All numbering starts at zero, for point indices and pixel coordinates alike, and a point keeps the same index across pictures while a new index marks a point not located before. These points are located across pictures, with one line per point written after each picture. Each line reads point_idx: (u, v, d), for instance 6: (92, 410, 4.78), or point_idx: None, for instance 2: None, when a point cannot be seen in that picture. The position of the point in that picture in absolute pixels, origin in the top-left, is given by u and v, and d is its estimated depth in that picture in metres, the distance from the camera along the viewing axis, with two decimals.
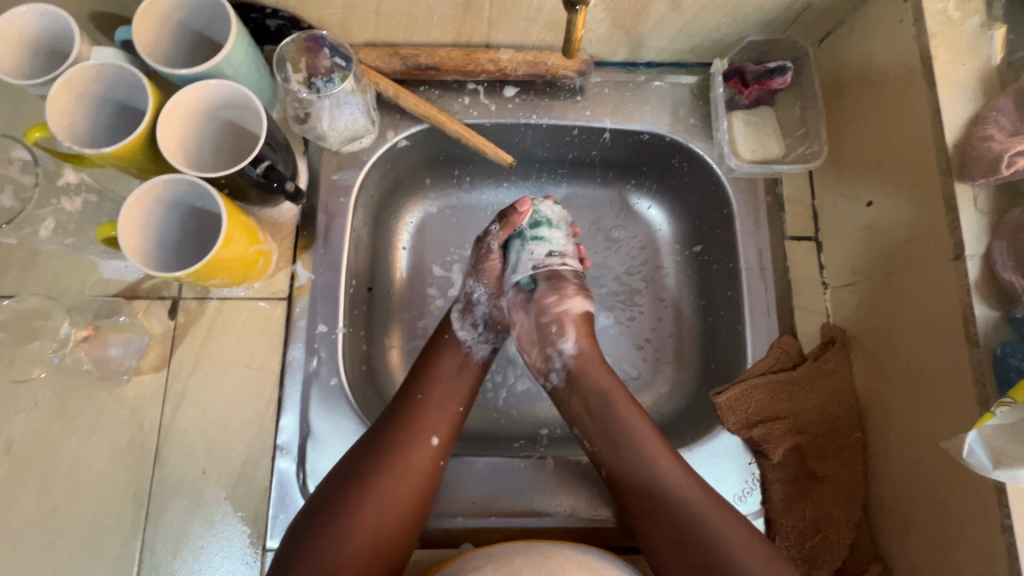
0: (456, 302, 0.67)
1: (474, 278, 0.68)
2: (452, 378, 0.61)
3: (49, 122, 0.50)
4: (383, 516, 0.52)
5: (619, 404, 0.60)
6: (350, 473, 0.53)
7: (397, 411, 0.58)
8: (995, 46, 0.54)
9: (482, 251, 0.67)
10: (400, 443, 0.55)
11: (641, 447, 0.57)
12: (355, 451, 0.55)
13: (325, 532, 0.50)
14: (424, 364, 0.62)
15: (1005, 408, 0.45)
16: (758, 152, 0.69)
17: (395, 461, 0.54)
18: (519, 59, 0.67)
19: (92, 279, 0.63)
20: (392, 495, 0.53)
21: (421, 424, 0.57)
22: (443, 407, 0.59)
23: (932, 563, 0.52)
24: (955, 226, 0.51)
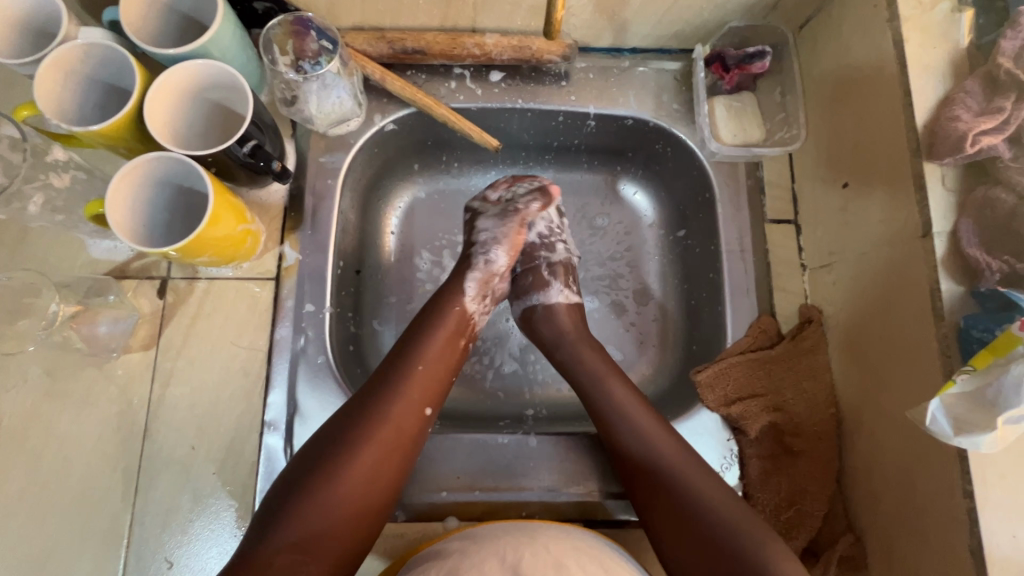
0: (475, 269, 0.67)
1: (496, 249, 0.68)
2: (445, 348, 0.61)
3: (37, 100, 0.51)
4: (371, 478, 0.52)
5: (606, 378, 0.62)
6: (340, 433, 0.53)
7: (392, 375, 0.57)
8: (965, 30, 0.56)
9: (514, 223, 0.69)
10: (394, 407, 0.55)
11: (635, 425, 0.58)
12: (347, 412, 0.54)
13: (312, 492, 0.49)
14: (420, 332, 0.61)
15: (966, 376, 0.47)
16: (739, 136, 0.71)
17: (389, 425, 0.54)
18: (504, 44, 0.68)
19: (81, 259, 0.64)
20: (381, 458, 0.53)
21: (415, 390, 0.57)
22: (437, 374, 0.59)
23: (899, 533, 0.54)
24: (924, 204, 0.53)
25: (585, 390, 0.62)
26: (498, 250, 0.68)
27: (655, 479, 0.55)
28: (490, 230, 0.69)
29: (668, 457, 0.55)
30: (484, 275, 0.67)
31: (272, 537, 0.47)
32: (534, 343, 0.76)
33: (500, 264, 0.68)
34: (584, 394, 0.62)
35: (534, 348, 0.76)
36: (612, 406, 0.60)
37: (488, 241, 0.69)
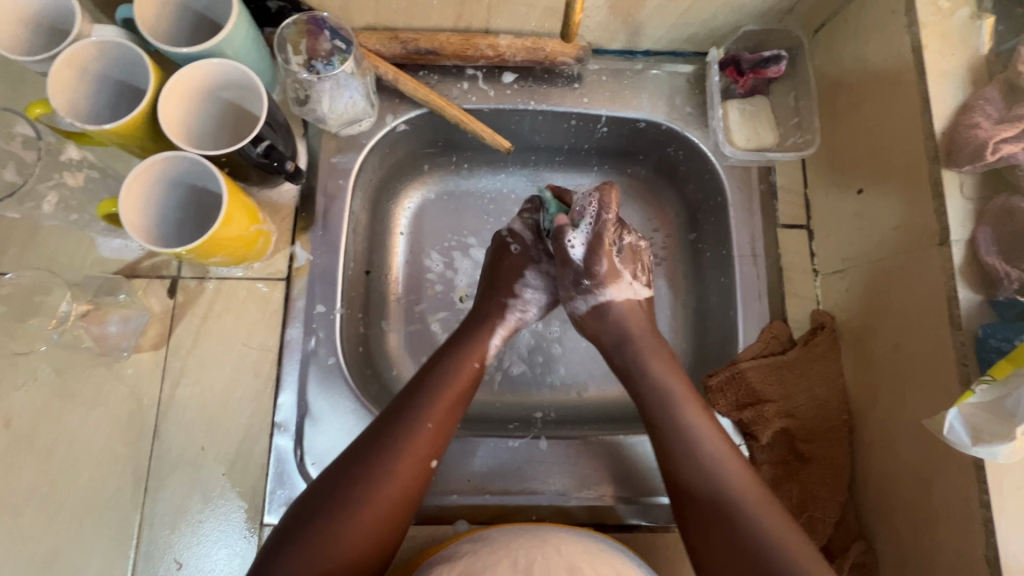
0: (503, 324, 0.67)
1: (534, 308, 0.70)
2: (459, 399, 0.59)
3: (51, 98, 0.51)
4: (373, 535, 0.50)
5: (681, 412, 0.59)
6: (344, 484, 0.52)
7: (401, 428, 0.55)
8: (984, 37, 0.56)
9: (557, 295, 0.72)
10: (397, 464, 0.53)
11: (707, 461, 0.56)
12: (348, 461, 0.53)
13: (310, 544, 0.48)
14: (430, 379, 0.59)
15: (985, 386, 0.47)
16: (753, 140, 0.70)
17: (394, 481, 0.52)
18: (518, 45, 0.68)
19: (91, 259, 0.63)
20: (382, 515, 0.51)
21: (423, 445, 0.55)
22: (446, 428, 0.57)
23: (913, 542, 0.54)
24: (942, 212, 0.53)
25: (653, 409, 0.60)
26: (535, 312, 0.70)
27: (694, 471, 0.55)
28: (536, 290, 0.70)
29: (737, 485, 0.54)
30: (512, 329, 0.68)
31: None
32: (543, 345, 0.76)
33: (528, 321, 0.70)
34: (652, 415, 0.60)
35: (542, 351, 0.76)
36: (683, 437, 0.57)
37: (531, 301, 0.70)
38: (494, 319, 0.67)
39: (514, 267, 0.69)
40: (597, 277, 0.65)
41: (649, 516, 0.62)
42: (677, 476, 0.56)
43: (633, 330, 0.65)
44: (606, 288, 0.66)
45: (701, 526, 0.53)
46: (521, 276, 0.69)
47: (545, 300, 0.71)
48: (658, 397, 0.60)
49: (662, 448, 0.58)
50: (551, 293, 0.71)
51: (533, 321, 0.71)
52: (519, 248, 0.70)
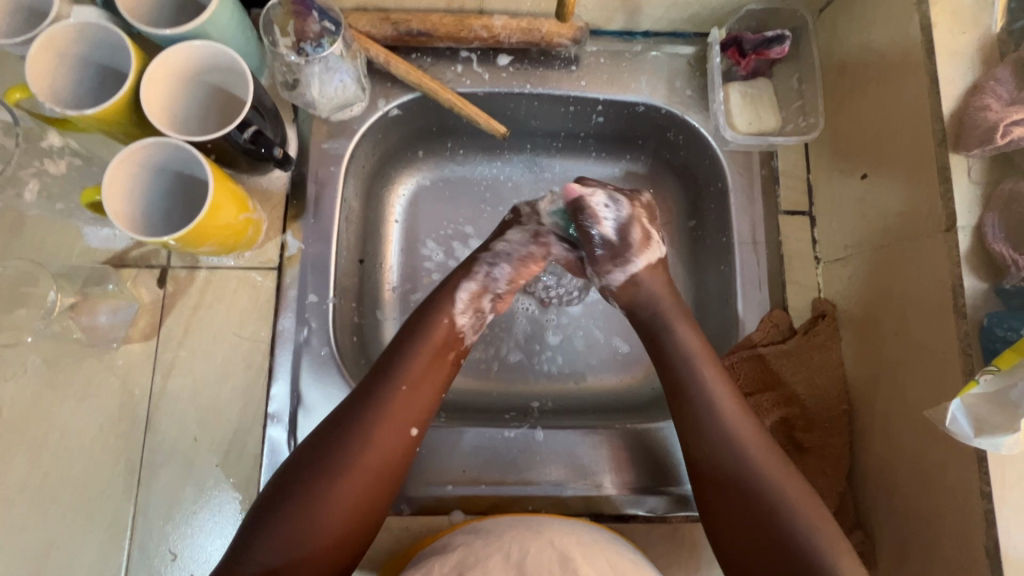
0: (472, 278, 0.63)
1: (503, 265, 0.64)
2: (435, 363, 0.57)
3: (29, 81, 0.49)
4: (354, 505, 0.50)
5: (697, 359, 0.57)
6: (320, 455, 0.50)
7: (374, 394, 0.54)
8: (996, 15, 0.54)
9: (536, 251, 0.65)
10: (376, 431, 0.52)
11: (722, 409, 0.55)
12: (326, 430, 0.52)
13: (291, 516, 0.47)
14: (406, 346, 0.57)
15: (990, 376, 0.46)
16: (754, 124, 0.69)
17: (375, 449, 0.51)
18: (512, 26, 0.65)
19: (79, 248, 0.62)
20: (363, 486, 0.50)
21: (396, 411, 0.53)
22: (423, 395, 0.56)
23: (913, 534, 0.53)
24: (948, 197, 0.51)
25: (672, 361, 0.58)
26: (502, 269, 0.64)
27: (710, 432, 0.54)
28: (512, 244, 0.65)
29: (755, 450, 0.53)
30: (480, 288, 0.63)
31: (250, 560, 0.46)
32: (540, 332, 0.75)
33: (498, 281, 0.64)
34: (671, 364, 0.58)
35: (539, 339, 0.75)
36: (700, 384, 0.56)
37: (502, 254, 0.64)
38: (458, 275, 0.62)
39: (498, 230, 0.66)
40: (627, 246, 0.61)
41: (647, 506, 0.62)
42: (687, 423, 0.55)
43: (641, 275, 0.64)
44: (636, 258, 0.61)
45: (723, 495, 0.52)
46: (501, 231, 0.65)
47: (520, 254, 0.64)
48: (674, 347, 0.59)
49: (676, 398, 0.56)
50: (528, 248, 0.65)
51: (506, 283, 0.64)
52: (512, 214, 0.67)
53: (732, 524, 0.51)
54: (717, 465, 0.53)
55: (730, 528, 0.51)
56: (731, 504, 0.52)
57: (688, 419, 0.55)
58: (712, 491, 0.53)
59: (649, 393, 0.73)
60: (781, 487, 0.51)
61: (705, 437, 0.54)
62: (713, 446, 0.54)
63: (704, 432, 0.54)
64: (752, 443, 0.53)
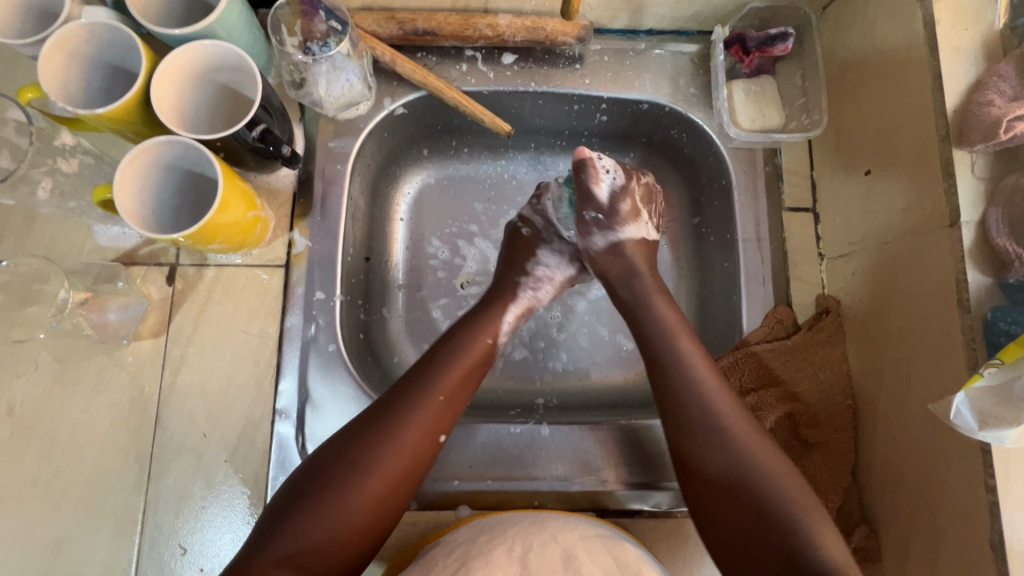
0: (518, 303, 0.67)
1: (545, 287, 0.69)
2: (469, 375, 0.58)
3: (41, 81, 0.50)
4: (377, 503, 0.50)
5: (684, 352, 0.58)
6: (349, 451, 0.51)
7: (410, 398, 0.55)
8: (999, 11, 0.54)
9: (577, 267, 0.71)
10: (410, 437, 0.53)
11: (710, 401, 0.55)
12: (359, 428, 0.53)
13: (317, 510, 0.48)
14: (441, 354, 0.58)
15: (994, 369, 0.46)
16: (758, 121, 0.69)
17: (405, 454, 0.52)
18: (517, 25, 0.66)
19: (88, 246, 0.63)
20: (388, 485, 0.51)
21: (430, 419, 0.54)
22: (456, 405, 0.56)
23: (917, 528, 0.53)
24: (952, 193, 0.51)
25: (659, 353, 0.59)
26: (546, 291, 0.69)
27: (698, 418, 0.54)
28: (550, 267, 0.69)
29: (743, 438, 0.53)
30: (525, 308, 0.67)
31: (270, 548, 0.46)
32: (545, 330, 0.75)
33: (541, 301, 0.69)
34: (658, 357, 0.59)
35: (544, 336, 0.75)
36: (685, 377, 0.56)
37: (543, 278, 0.69)
38: (506, 296, 0.66)
39: (526, 250, 0.69)
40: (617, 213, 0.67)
41: (652, 501, 0.62)
42: (672, 413, 0.56)
43: (641, 269, 0.66)
44: (624, 226, 0.67)
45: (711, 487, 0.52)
46: (534, 253, 0.69)
47: (560, 278, 0.70)
48: (662, 345, 0.59)
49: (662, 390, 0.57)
50: (567, 269, 0.70)
51: (547, 300, 0.70)
52: (530, 230, 0.70)
53: (722, 511, 0.51)
54: (709, 457, 0.53)
55: (715, 514, 0.51)
56: (725, 501, 0.51)
57: (678, 415, 0.55)
58: (704, 485, 0.52)
59: None
60: (769, 476, 0.51)
61: (693, 430, 0.54)
62: (703, 440, 0.54)
63: (693, 425, 0.54)
64: (742, 432, 0.53)
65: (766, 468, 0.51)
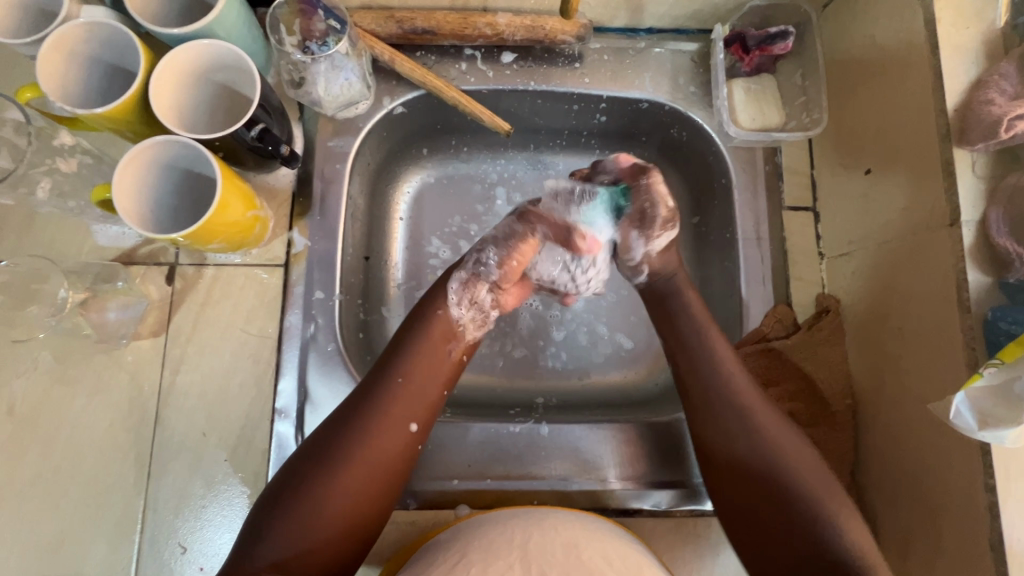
0: (462, 268, 0.63)
1: (492, 250, 0.63)
2: (434, 361, 0.58)
3: (39, 80, 0.50)
4: (356, 499, 0.50)
5: (713, 342, 0.58)
6: (324, 448, 0.51)
7: (373, 391, 0.54)
8: (999, 10, 0.54)
9: (518, 235, 0.63)
10: (376, 428, 0.52)
11: (737, 390, 0.55)
12: (329, 426, 0.53)
13: (294, 511, 0.48)
14: (401, 346, 0.58)
15: (993, 368, 0.46)
16: (758, 120, 0.69)
17: (375, 446, 0.52)
18: (517, 23, 0.66)
19: (88, 246, 0.63)
20: (363, 480, 0.50)
21: (396, 408, 0.54)
22: (421, 391, 0.56)
23: (916, 528, 0.53)
24: (952, 192, 0.51)
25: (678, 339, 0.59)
26: (493, 254, 0.62)
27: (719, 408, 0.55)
28: (497, 230, 0.64)
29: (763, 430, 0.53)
30: (471, 276, 0.63)
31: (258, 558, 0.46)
32: (544, 328, 0.75)
33: (491, 269, 0.62)
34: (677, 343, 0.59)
35: (543, 334, 0.75)
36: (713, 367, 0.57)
37: (490, 239, 0.63)
38: (449, 269, 0.64)
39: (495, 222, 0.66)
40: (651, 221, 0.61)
41: (652, 500, 0.62)
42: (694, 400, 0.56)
43: (652, 266, 0.64)
44: (656, 237, 0.62)
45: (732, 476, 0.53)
46: (490, 225, 0.65)
47: (503, 235, 0.63)
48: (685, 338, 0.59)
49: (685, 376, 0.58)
50: (511, 229, 0.63)
51: (496, 268, 0.62)
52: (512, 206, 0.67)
53: (743, 493, 0.52)
54: (727, 446, 0.54)
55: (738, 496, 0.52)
56: (745, 489, 0.52)
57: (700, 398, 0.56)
58: (726, 471, 0.53)
59: (653, 389, 0.73)
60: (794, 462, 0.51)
61: (717, 420, 0.55)
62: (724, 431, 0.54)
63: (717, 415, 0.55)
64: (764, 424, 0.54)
65: (794, 460, 0.52)
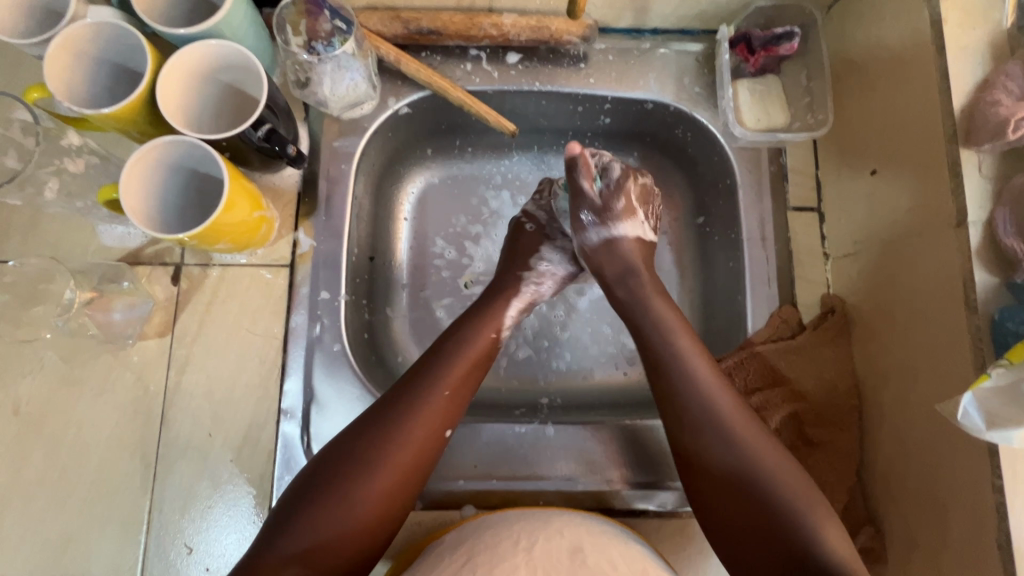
0: (521, 298, 0.66)
1: (547, 283, 0.68)
2: (474, 370, 0.59)
3: (46, 80, 0.50)
4: (388, 499, 0.50)
5: (684, 353, 0.58)
6: (360, 445, 0.51)
7: (415, 392, 0.55)
8: (1006, 10, 0.54)
9: (567, 280, 0.70)
10: (415, 430, 0.53)
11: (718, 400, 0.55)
12: (366, 422, 0.53)
13: (325, 505, 0.48)
14: (443, 353, 0.58)
15: (1002, 369, 0.46)
16: (763, 121, 0.69)
17: (411, 447, 0.52)
18: (522, 24, 0.66)
19: (93, 246, 0.63)
20: (394, 481, 0.51)
21: (436, 414, 0.54)
22: (460, 401, 0.57)
23: (921, 528, 0.54)
24: (959, 192, 0.51)
25: (657, 351, 0.59)
26: (548, 286, 0.68)
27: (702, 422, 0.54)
28: (552, 263, 0.68)
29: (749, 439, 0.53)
30: (527, 302, 0.67)
31: (282, 549, 0.46)
32: (549, 329, 0.75)
33: (544, 295, 0.68)
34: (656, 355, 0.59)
35: (548, 334, 0.75)
36: (685, 378, 0.56)
37: (546, 274, 0.68)
38: (509, 292, 0.66)
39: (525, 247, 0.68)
40: (610, 212, 0.65)
41: (658, 501, 0.62)
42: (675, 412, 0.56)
43: (640, 267, 0.65)
44: (620, 224, 0.65)
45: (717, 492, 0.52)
46: (539, 249, 0.68)
47: (560, 275, 0.69)
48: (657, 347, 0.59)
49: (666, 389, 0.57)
50: (566, 267, 0.70)
51: (550, 295, 0.69)
52: (533, 226, 0.70)
53: (734, 505, 0.51)
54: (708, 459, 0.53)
55: (722, 507, 0.52)
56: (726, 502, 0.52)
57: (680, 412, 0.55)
58: (710, 481, 0.53)
59: None
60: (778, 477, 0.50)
61: (701, 433, 0.54)
62: (706, 442, 0.53)
63: (699, 429, 0.54)
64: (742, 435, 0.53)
65: (778, 471, 0.51)
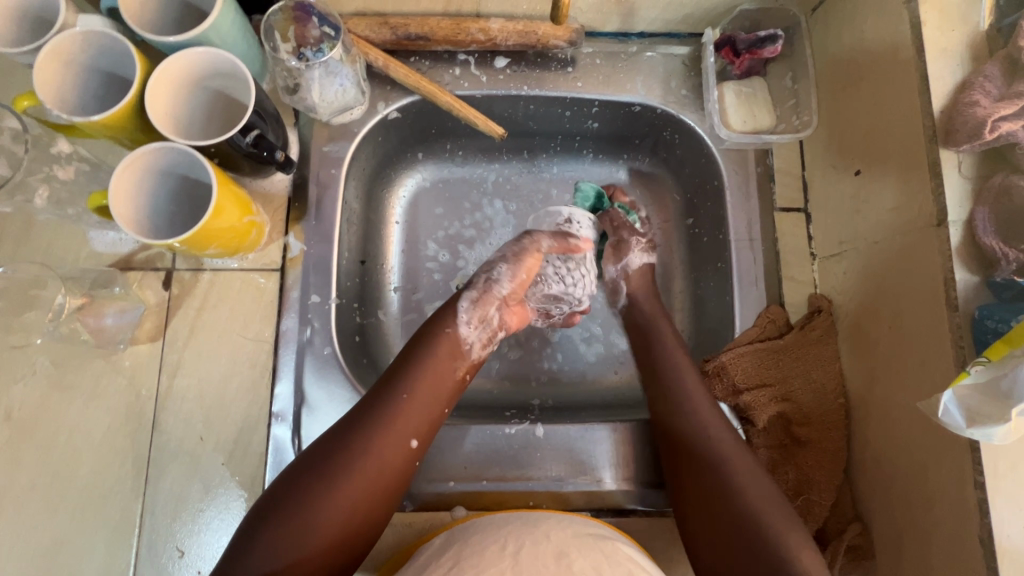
0: (473, 287, 0.65)
1: (502, 269, 0.65)
2: (442, 376, 0.59)
3: (37, 88, 0.50)
4: (351, 509, 0.50)
5: (683, 384, 0.61)
6: (321, 458, 0.51)
7: (377, 406, 0.55)
8: (984, 12, 0.54)
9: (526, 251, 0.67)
10: (378, 441, 0.53)
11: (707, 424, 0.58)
12: (329, 437, 0.53)
13: (285, 522, 0.48)
14: (405, 364, 0.59)
15: (980, 367, 0.47)
16: (749, 122, 0.70)
17: (374, 459, 0.52)
18: (509, 29, 0.66)
19: (85, 252, 0.63)
20: (359, 496, 0.51)
21: (400, 422, 0.54)
22: (424, 406, 0.57)
23: (905, 527, 0.54)
24: (940, 192, 0.52)
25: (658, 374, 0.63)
26: (503, 270, 0.65)
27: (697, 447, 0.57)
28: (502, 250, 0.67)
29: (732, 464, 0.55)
30: (481, 293, 0.64)
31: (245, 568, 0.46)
32: (540, 330, 0.76)
33: (501, 287, 0.65)
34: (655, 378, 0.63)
35: (538, 336, 0.75)
36: (682, 399, 0.61)
37: (496, 260, 0.66)
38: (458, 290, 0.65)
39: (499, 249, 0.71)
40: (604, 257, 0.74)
41: (647, 501, 0.63)
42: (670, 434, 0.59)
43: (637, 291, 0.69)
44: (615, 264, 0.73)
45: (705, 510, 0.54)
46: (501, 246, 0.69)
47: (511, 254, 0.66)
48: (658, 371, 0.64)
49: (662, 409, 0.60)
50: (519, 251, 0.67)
51: (507, 284, 0.65)
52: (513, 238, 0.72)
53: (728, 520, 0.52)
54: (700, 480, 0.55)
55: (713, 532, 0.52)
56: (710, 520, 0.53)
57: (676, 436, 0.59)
58: (700, 499, 0.54)
59: None
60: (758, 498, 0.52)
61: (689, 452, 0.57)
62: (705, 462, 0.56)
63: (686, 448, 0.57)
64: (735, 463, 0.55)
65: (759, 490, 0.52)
